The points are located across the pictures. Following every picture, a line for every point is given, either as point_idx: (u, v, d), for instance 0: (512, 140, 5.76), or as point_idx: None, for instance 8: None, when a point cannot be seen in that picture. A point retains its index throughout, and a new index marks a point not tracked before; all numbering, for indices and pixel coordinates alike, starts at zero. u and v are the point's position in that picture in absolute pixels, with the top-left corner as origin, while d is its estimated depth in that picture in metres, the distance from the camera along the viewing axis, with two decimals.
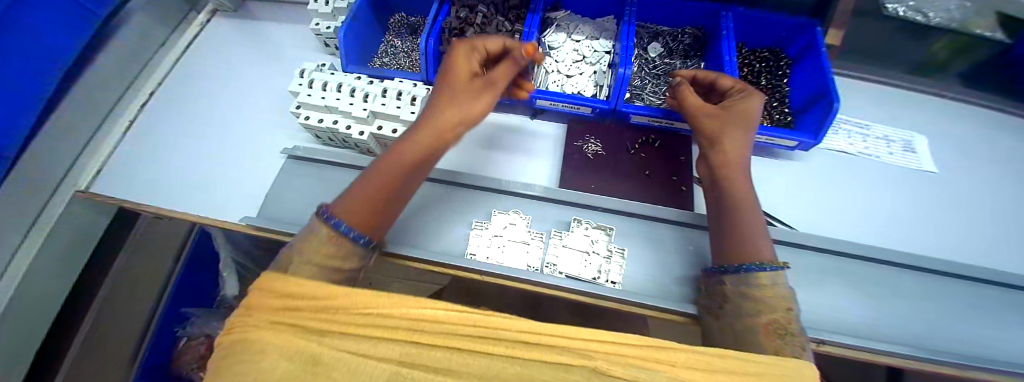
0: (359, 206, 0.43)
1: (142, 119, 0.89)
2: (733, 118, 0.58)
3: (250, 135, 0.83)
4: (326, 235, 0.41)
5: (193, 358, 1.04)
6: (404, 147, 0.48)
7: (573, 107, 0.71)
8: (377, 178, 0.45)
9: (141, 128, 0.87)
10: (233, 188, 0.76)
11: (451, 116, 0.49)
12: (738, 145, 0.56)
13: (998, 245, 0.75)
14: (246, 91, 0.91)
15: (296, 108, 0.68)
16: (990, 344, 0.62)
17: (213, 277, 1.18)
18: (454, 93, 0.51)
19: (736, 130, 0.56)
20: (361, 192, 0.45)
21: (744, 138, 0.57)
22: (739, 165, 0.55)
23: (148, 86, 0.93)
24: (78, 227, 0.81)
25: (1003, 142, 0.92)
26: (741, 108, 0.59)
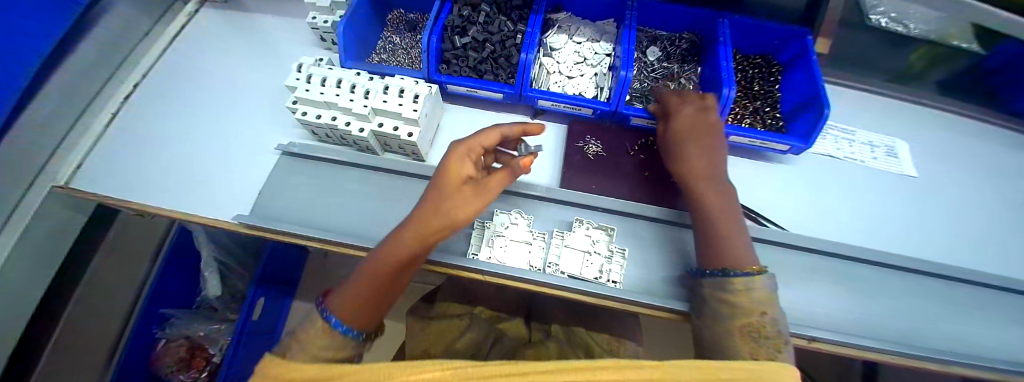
0: (353, 307, 0.43)
1: (126, 110, 0.85)
2: (682, 130, 0.61)
3: (242, 130, 0.81)
4: (321, 329, 0.41)
5: (172, 361, 1.07)
6: (392, 245, 0.45)
7: (574, 108, 0.71)
8: (366, 276, 0.44)
9: (126, 122, 0.83)
10: (226, 184, 0.74)
11: (437, 220, 0.45)
12: (696, 153, 0.58)
13: (972, 246, 0.80)
14: (238, 85, 0.89)
15: (294, 103, 0.67)
16: (963, 340, 0.66)
17: (195, 277, 1.16)
18: (441, 195, 0.47)
19: (686, 140, 0.60)
20: (352, 291, 0.44)
21: (701, 143, 0.59)
22: (711, 175, 0.56)
23: (133, 78, 0.89)
24: (54, 224, 0.77)
25: (976, 148, 0.97)
26: (684, 118, 0.62)
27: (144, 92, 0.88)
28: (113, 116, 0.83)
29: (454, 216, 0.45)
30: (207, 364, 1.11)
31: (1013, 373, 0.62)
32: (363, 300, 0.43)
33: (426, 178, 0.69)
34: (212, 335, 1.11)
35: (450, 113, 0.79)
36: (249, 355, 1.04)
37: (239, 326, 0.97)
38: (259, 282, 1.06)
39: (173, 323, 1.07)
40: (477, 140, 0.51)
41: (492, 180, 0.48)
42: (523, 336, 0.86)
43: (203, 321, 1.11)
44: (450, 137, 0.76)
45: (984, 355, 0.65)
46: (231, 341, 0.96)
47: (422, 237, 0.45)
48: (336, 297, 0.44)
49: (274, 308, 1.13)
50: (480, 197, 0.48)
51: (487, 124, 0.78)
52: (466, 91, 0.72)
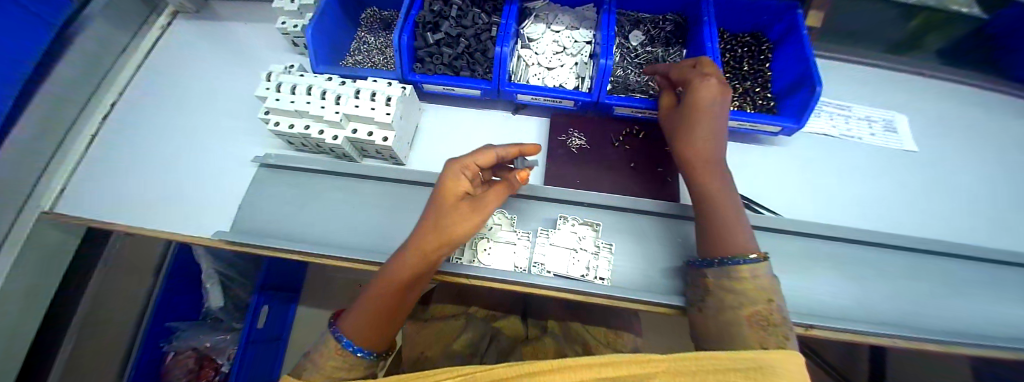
0: (362, 329, 0.43)
1: (106, 131, 0.83)
2: (690, 109, 0.55)
3: (220, 143, 0.79)
4: (332, 351, 0.42)
5: (182, 373, 1.03)
6: (395, 265, 0.44)
7: (555, 101, 0.69)
8: (372, 297, 0.44)
9: (105, 142, 0.81)
10: (208, 199, 0.72)
11: (434, 238, 0.43)
12: (706, 136, 0.52)
13: (976, 219, 0.77)
14: (216, 97, 0.87)
15: (265, 113, 0.65)
16: (970, 319, 0.64)
17: (196, 289, 1.13)
18: (438, 214, 0.44)
19: (693, 120, 0.54)
20: (360, 312, 0.44)
21: (712, 123, 0.53)
22: (711, 158, 0.52)
23: (112, 96, 0.86)
24: (48, 250, 0.76)
25: (979, 118, 0.93)
26: (696, 95, 0.54)
27: (123, 109, 0.86)
28: (93, 138, 0.81)
29: (453, 235, 0.43)
30: (217, 374, 1.07)
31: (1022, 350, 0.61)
32: (370, 320, 0.43)
33: (408, 182, 0.67)
34: (219, 345, 1.09)
35: (428, 113, 0.76)
36: (256, 362, 1.03)
37: (244, 333, 0.95)
38: (262, 288, 1.02)
39: (180, 335, 1.05)
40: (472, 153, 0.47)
41: (490, 196, 0.45)
42: (520, 335, 0.85)
43: (208, 332, 1.09)
44: (429, 138, 0.74)
45: (993, 334, 0.63)
46: (237, 350, 0.93)
47: (422, 255, 0.43)
48: (347, 317, 0.44)
49: (276, 317, 1.13)
50: (480, 215, 0.44)
51: (468, 122, 0.76)
52: (442, 89, 0.69)
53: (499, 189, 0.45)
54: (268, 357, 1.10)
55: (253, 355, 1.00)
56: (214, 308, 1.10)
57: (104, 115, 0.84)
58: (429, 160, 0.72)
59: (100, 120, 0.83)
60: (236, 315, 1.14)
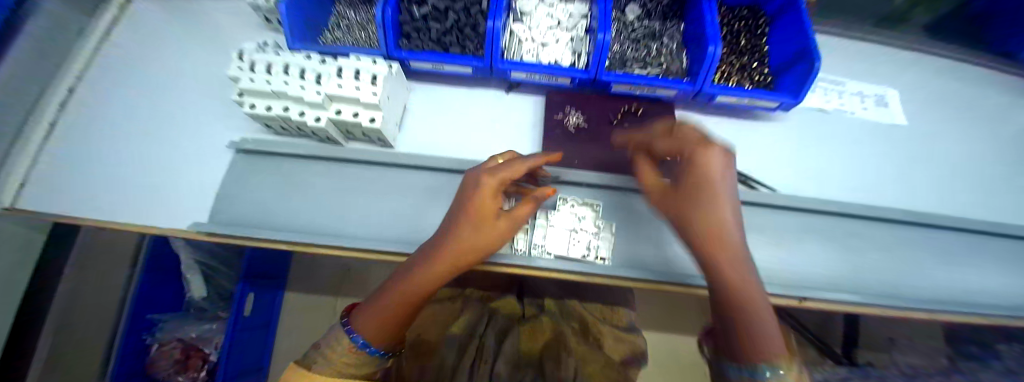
0: (376, 330, 0.44)
1: (69, 117, 0.75)
2: (697, 187, 0.43)
3: (194, 126, 0.74)
4: (346, 348, 0.44)
5: (169, 364, 1.01)
6: (419, 273, 0.44)
7: (551, 78, 0.66)
8: (392, 302, 0.44)
9: (65, 130, 0.73)
10: (184, 187, 0.67)
11: (467, 251, 0.44)
12: (722, 218, 0.41)
13: (960, 191, 0.79)
14: (188, 80, 0.80)
15: (239, 95, 0.60)
16: (951, 287, 0.67)
17: (177, 277, 1.07)
18: (472, 228, 0.43)
19: (704, 202, 0.42)
20: (375, 315, 0.44)
21: (726, 201, 0.42)
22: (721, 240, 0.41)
23: (70, 77, 0.78)
24: (14, 251, 0.71)
25: (965, 92, 0.94)
26: (705, 169, 0.42)
27: (86, 93, 0.78)
28: (53, 125, 0.73)
29: (481, 248, 0.44)
30: (205, 363, 1.05)
31: (998, 314, 0.64)
32: (389, 319, 0.44)
33: (398, 165, 0.64)
34: (206, 334, 1.06)
35: (416, 93, 0.73)
36: (246, 349, 1.00)
37: (230, 322, 0.91)
38: (247, 278, 0.99)
39: (162, 328, 1.01)
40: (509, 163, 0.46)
41: (519, 212, 0.46)
42: (517, 311, 0.89)
43: (194, 322, 1.06)
44: (418, 119, 0.70)
45: (971, 301, 0.66)
46: (224, 338, 0.90)
47: (451, 267, 0.44)
48: (359, 314, 0.45)
49: (263, 302, 1.08)
50: (509, 230, 0.46)
51: (460, 102, 0.73)
52: (432, 67, 0.66)
53: (527, 205, 0.46)
54: (259, 342, 1.07)
55: (242, 342, 0.97)
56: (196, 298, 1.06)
57: (65, 99, 0.76)
58: (421, 143, 0.69)
59: (59, 107, 0.75)
60: (220, 303, 1.10)
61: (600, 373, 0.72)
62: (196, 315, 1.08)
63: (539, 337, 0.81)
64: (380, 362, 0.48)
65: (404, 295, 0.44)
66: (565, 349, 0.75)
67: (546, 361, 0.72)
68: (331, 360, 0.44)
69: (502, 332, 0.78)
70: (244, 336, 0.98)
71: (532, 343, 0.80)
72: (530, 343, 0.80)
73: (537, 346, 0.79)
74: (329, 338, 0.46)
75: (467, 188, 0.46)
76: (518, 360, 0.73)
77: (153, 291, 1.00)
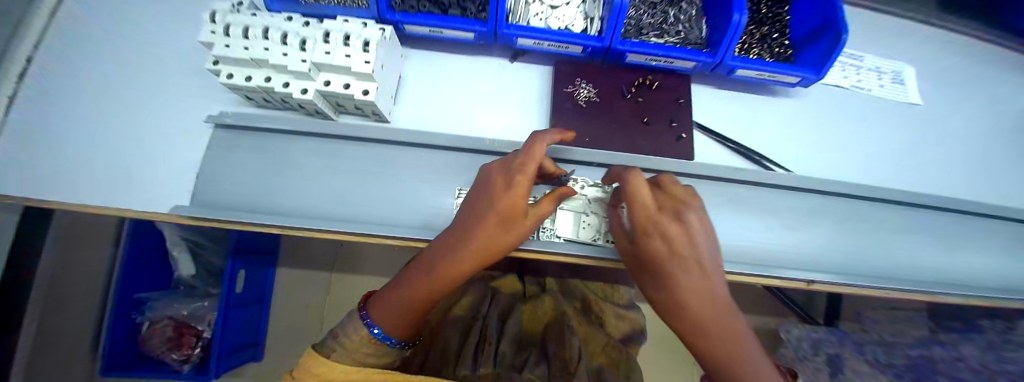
0: (396, 321, 0.44)
1: (28, 95, 0.64)
2: (655, 269, 0.39)
3: (168, 97, 0.67)
4: (366, 339, 0.44)
5: (161, 341, 0.97)
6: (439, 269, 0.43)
7: (562, 46, 0.60)
8: (411, 297, 0.44)
9: (28, 110, 0.63)
10: (159, 164, 0.61)
11: (490, 249, 0.43)
12: (684, 306, 0.37)
13: (965, 173, 0.79)
14: (157, 46, 0.72)
15: (215, 63, 0.54)
16: (946, 270, 0.68)
17: (161, 254, 1.02)
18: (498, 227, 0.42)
19: (662, 287, 0.39)
20: (395, 307, 0.44)
21: (690, 283, 0.37)
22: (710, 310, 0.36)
23: (26, 46, 0.65)
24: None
25: (980, 71, 0.92)
26: (652, 249, 0.39)
27: (46, 63, 0.66)
28: (12, 104, 0.62)
29: (500, 246, 0.43)
30: (198, 340, 1.00)
31: (991, 295, 0.66)
32: (408, 313, 0.44)
33: (395, 143, 0.59)
34: (198, 312, 1.02)
35: (412, 61, 0.67)
36: (239, 325, 1.00)
37: (223, 298, 0.89)
38: (235, 253, 0.92)
39: (152, 306, 0.98)
40: (535, 155, 0.41)
41: (540, 211, 0.44)
42: (518, 291, 0.87)
43: (185, 300, 1.02)
44: (417, 91, 0.65)
45: (962, 282, 0.68)
46: (218, 315, 0.90)
47: (474, 265, 0.43)
48: (377, 304, 0.46)
49: (254, 279, 1.06)
50: (529, 230, 0.44)
51: (461, 73, 0.67)
52: (429, 32, 0.60)
53: (548, 203, 0.44)
54: (252, 320, 1.07)
55: (233, 319, 0.96)
56: (185, 276, 1.03)
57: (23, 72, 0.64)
58: (419, 118, 0.64)
59: (18, 85, 0.64)
60: (210, 281, 1.07)
61: (606, 350, 0.70)
62: (184, 293, 1.04)
63: (541, 316, 0.78)
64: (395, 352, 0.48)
65: (422, 292, 0.44)
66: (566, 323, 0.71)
67: (548, 336, 0.69)
68: (351, 349, 0.44)
69: (505, 312, 0.75)
70: (238, 312, 0.98)
71: (534, 321, 0.77)
72: (532, 323, 0.77)
73: (540, 325, 0.76)
74: (347, 327, 0.46)
75: (491, 184, 0.43)
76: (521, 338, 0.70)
77: (140, 270, 0.95)
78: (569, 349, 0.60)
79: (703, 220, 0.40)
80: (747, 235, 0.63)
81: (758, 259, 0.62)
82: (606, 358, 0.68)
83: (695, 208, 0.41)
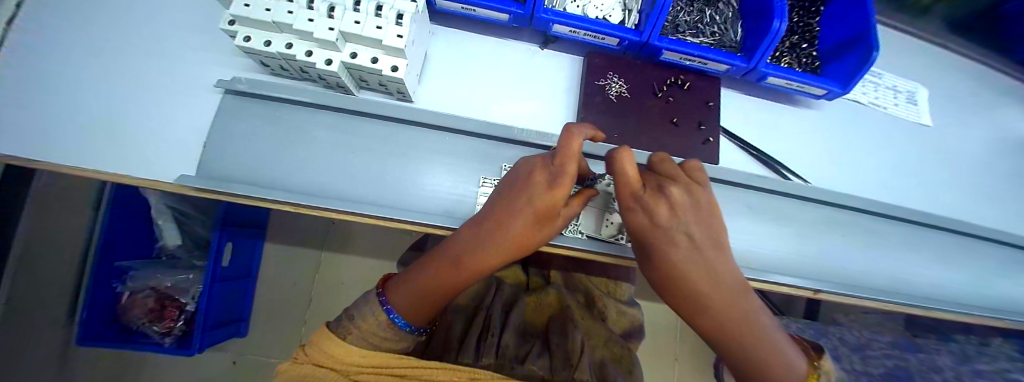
0: (417, 308, 0.44)
1: (16, 38, 0.59)
2: (646, 245, 0.41)
3: (174, 57, 0.63)
4: (385, 324, 0.43)
5: (142, 312, 0.93)
6: (467, 260, 0.44)
7: (597, 37, 0.59)
8: (433, 285, 0.44)
9: (17, 56, 0.58)
10: (163, 128, 0.58)
11: (519, 242, 0.43)
12: (677, 276, 0.39)
13: (965, 196, 0.81)
14: (164, 1, 0.67)
15: (235, 23, 0.51)
16: (942, 288, 0.70)
17: (145, 222, 0.97)
18: (529, 224, 0.42)
19: (655, 262, 0.41)
20: (416, 294, 0.44)
21: (679, 253, 0.38)
22: (707, 280, 0.37)
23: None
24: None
25: (988, 98, 0.94)
26: (636, 223, 0.41)
27: (37, 9, 0.61)
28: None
29: (530, 242, 0.44)
30: (181, 313, 0.96)
31: (980, 314, 0.69)
32: (429, 302, 0.44)
33: (419, 125, 0.57)
34: (181, 284, 0.98)
35: (439, 38, 0.65)
36: (225, 299, 0.97)
37: (209, 273, 0.83)
38: (223, 226, 0.86)
39: (133, 275, 0.93)
40: (575, 156, 0.40)
41: (571, 213, 0.45)
42: (521, 282, 0.84)
43: (167, 269, 0.98)
44: (443, 72, 0.63)
45: (956, 300, 0.71)
46: (202, 289, 0.84)
47: (502, 257, 0.44)
48: (396, 291, 0.45)
49: (241, 251, 1.01)
50: (557, 229, 0.45)
51: (490, 58, 0.65)
52: (462, 9, 0.58)
53: (578, 204, 0.45)
54: (236, 294, 1.03)
55: (218, 293, 0.91)
56: (170, 247, 0.99)
57: (14, 16, 0.59)
58: (444, 101, 0.62)
59: (6, 28, 0.58)
60: (196, 253, 1.04)
61: (606, 343, 0.68)
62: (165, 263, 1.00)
63: (543, 309, 0.74)
64: (411, 338, 0.47)
65: (446, 278, 0.44)
66: (573, 319, 0.66)
67: (553, 329, 0.65)
68: (367, 333, 0.41)
69: (509, 303, 0.70)
70: (223, 286, 0.93)
71: (538, 314, 0.73)
72: (536, 315, 0.73)
73: (543, 318, 0.72)
74: (364, 310, 0.44)
75: (528, 184, 0.42)
76: (525, 328, 0.67)
77: (121, 237, 0.89)
78: (575, 344, 0.57)
79: (688, 192, 0.42)
80: (762, 242, 0.63)
81: (770, 266, 0.63)
82: (609, 354, 0.66)
83: (681, 182, 0.43)
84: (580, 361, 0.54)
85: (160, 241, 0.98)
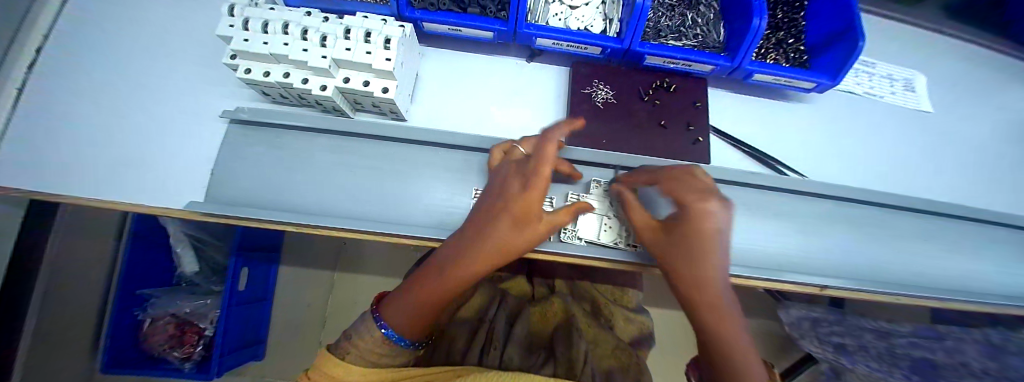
0: (405, 322, 0.44)
1: (39, 83, 0.63)
2: (687, 241, 0.39)
3: (182, 91, 0.67)
4: (380, 340, 0.43)
5: (164, 338, 0.96)
6: (458, 268, 0.43)
7: (581, 47, 0.61)
8: (427, 295, 0.44)
9: (38, 98, 0.62)
10: (172, 160, 0.61)
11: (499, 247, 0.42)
12: (713, 275, 0.38)
13: (976, 182, 0.79)
14: (172, 38, 0.72)
15: (233, 58, 0.54)
16: (957, 278, 0.68)
17: (165, 251, 1.01)
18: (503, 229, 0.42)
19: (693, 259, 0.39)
20: (409, 305, 0.44)
21: (719, 257, 0.38)
22: (716, 288, 0.38)
23: (35, 38, 0.65)
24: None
25: (992, 80, 0.92)
26: (695, 227, 0.39)
27: (56, 56, 0.66)
28: (22, 92, 0.62)
29: (514, 248, 0.43)
30: (200, 338, 0.99)
31: (1001, 303, 0.66)
32: (417, 316, 0.44)
33: (413, 142, 0.59)
34: (200, 310, 1.00)
35: (429, 59, 0.67)
36: (243, 324, 0.98)
37: (226, 297, 0.86)
38: (239, 251, 0.89)
39: (153, 303, 0.96)
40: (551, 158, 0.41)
41: (555, 221, 0.45)
42: (527, 293, 0.83)
43: (188, 298, 1.00)
44: (435, 91, 0.66)
45: (975, 290, 0.68)
46: (220, 313, 0.86)
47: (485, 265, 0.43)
48: (389, 306, 0.45)
49: (259, 274, 1.03)
50: (542, 235, 0.45)
51: (479, 74, 0.68)
52: (448, 29, 0.61)
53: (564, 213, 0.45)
54: (255, 318, 1.04)
55: (237, 316, 0.94)
56: (188, 274, 1.02)
57: (34, 62, 0.64)
58: (436, 118, 0.64)
59: (27, 75, 0.63)
60: (214, 278, 1.07)
61: (614, 352, 0.67)
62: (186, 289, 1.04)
63: (551, 318, 0.73)
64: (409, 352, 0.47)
65: (439, 290, 0.44)
66: (577, 326, 0.66)
67: (557, 338, 0.64)
68: (365, 351, 0.43)
69: (513, 314, 0.70)
70: (243, 309, 0.96)
71: (543, 324, 0.72)
72: (541, 325, 0.73)
73: (548, 327, 0.71)
74: (361, 329, 0.45)
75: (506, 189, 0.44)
76: (529, 341, 0.66)
77: (142, 265, 0.93)
78: (579, 351, 0.57)
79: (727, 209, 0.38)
80: (761, 239, 0.62)
81: (774, 262, 0.62)
82: (617, 363, 0.65)
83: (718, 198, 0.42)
84: (585, 370, 0.53)
85: (179, 268, 1.01)
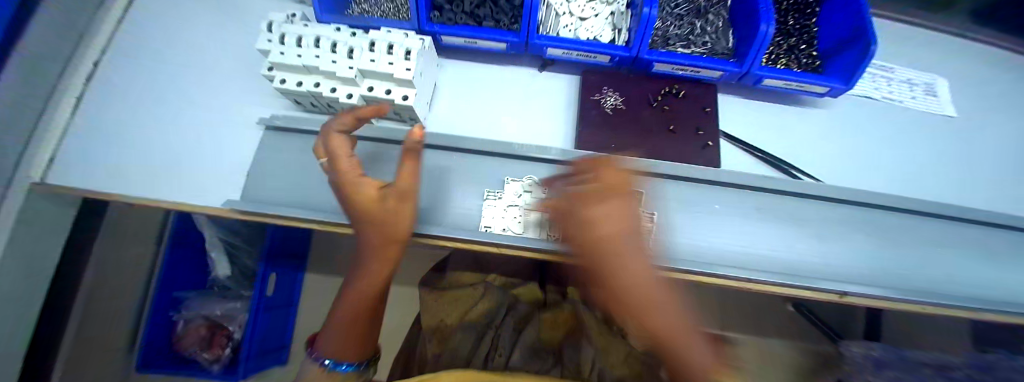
0: (339, 348, 0.42)
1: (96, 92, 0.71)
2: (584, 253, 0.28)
3: (220, 101, 0.73)
4: (318, 374, 0.40)
5: (196, 341, 1.02)
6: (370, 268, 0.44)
7: (590, 56, 0.64)
8: (353, 308, 0.43)
9: (95, 106, 0.70)
10: (209, 163, 0.67)
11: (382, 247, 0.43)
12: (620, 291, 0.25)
13: (1006, 188, 0.76)
14: (212, 51, 0.79)
15: (270, 70, 0.59)
16: (988, 288, 0.65)
17: (201, 258, 1.08)
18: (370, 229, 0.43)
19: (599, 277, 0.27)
20: (340, 328, 0.42)
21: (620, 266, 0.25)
22: (639, 309, 0.24)
23: (94, 52, 0.73)
24: (51, 225, 0.69)
25: (1022, 84, 0.88)
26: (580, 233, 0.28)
27: (111, 69, 0.73)
28: (80, 100, 0.69)
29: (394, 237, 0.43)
30: (229, 341, 1.04)
31: None
32: (352, 335, 0.42)
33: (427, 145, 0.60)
34: (229, 312, 1.06)
35: (445, 69, 0.71)
36: (269, 327, 1.02)
37: (255, 302, 0.91)
38: (268, 258, 0.96)
39: (189, 305, 1.04)
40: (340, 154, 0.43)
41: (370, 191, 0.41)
42: (539, 299, 0.84)
43: (217, 300, 1.07)
44: (451, 98, 0.69)
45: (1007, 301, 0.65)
46: (249, 318, 0.91)
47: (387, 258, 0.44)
48: (321, 339, 0.43)
49: (286, 281, 1.10)
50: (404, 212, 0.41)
51: (493, 82, 0.71)
52: (464, 41, 0.65)
53: (364, 112, 0.42)
54: (280, 321, 1.09)
55: (265, 322, 0.99)
56: (221, 277, 1.06)
57: (91, 74, 0.72)
58: (451, 124, 0.67)
59: (85, 84, 0.71)
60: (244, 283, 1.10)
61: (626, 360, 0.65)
62: (218, 293, 1.09)
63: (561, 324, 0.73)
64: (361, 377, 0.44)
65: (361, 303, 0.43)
66: (587, 333, 0.66)
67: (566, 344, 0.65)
68: None
69: (523, 321, 0.71)
70: (268, 315, 1.00)
71: (553, 332, 0.72)
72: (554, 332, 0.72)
73: (558, 333, 0.72)
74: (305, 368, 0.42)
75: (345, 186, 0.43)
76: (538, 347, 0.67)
77: (177, 268, 1.00)
78: (586, 360, 0.60)
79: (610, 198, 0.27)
80: (774, 244, 0.62)
81: (789, 268, 0.61)
82: (630, 371, 0.62)
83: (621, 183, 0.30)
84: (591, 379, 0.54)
85: (214, 272, 1.04)
